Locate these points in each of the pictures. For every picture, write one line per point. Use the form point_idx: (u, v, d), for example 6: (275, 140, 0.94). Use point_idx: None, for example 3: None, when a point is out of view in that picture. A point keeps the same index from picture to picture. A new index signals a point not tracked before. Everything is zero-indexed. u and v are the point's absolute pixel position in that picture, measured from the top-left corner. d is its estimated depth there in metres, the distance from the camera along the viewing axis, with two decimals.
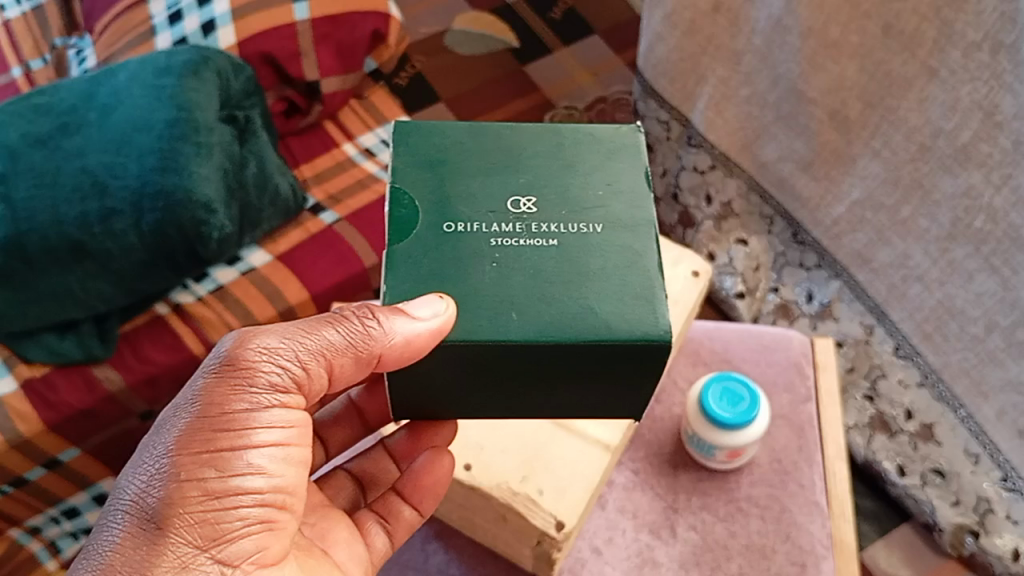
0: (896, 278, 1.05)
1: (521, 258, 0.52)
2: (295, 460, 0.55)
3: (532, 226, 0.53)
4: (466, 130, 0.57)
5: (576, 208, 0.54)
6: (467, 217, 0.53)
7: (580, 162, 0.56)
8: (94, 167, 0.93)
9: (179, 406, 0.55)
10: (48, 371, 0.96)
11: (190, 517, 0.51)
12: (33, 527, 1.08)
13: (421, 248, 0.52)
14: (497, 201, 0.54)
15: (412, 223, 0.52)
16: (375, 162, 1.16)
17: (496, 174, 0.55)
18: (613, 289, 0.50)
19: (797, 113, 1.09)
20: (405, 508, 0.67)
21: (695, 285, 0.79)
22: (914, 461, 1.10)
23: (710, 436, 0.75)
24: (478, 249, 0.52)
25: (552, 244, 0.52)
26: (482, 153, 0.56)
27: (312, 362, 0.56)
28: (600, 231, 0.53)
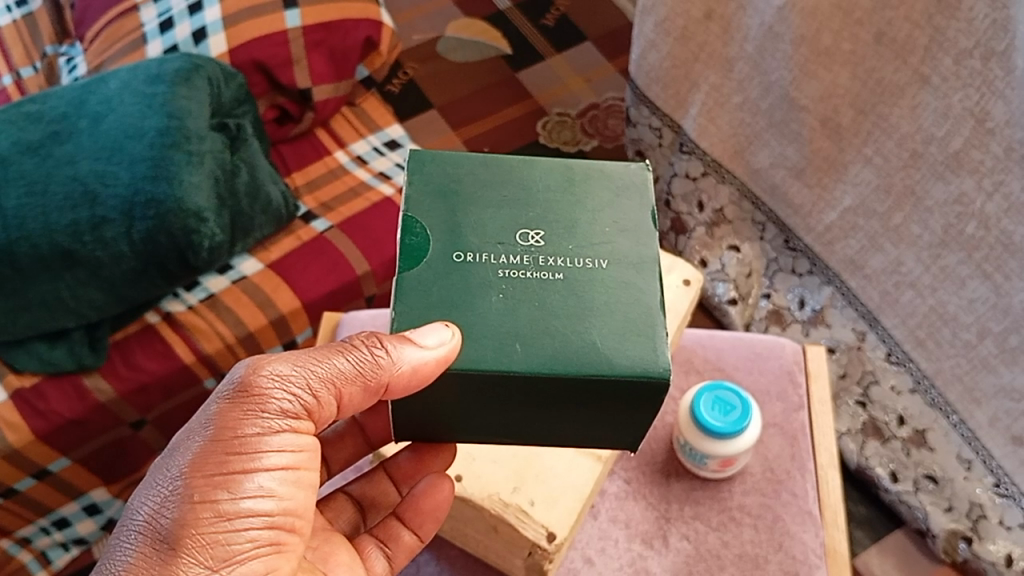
0: (889, 284, 1.06)
1: (528, 291, 0.51)
2: (304, 484, 0.55)
3: (541, 258, 0.53)
4: (477, 163, 0.56)
5: (583, 242, 0.54)
6: (476, 248, 0.53)
7: (587, 196, 0.56)
8: (84, 175, 0.92)
9: (193, 427, 0.54)
10: (39, 381, 0.96)
11: (203, 538, 0.51)
12: (24, 537, 1.07)
13: (428, 278, 0.51)
14: (505, 231, 0.54)
15: (423, 252, 0.52)
16: (367, 170, 1.16)
17: (507, 207, 0.54)
18: (616, 325, 0.50)
19: (789, 120, 1.10)
20: (404, 533, 0.66)
21: (686, 294, 0.79)
22: (907, 467, 1.10)
23: (700, 444, 0.74)
24: (486, 280, 0.52)
25: (558, 277, 0.52)
26: (494, 184, 0.55)
27: (322, 390, 0.55)
28: (605, 267, 0.53)
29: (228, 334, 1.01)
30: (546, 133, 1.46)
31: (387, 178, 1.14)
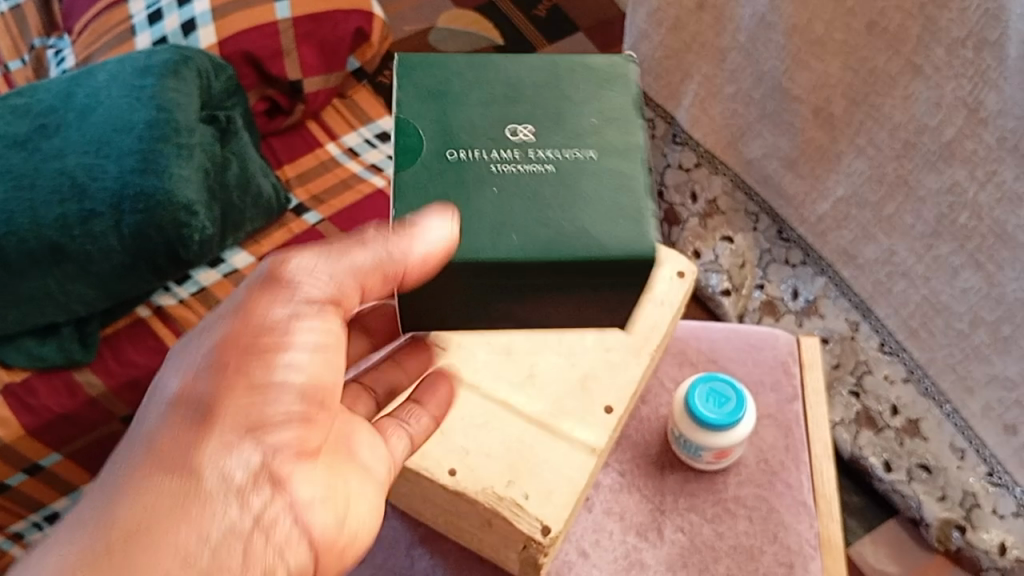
0: (882, 275, 1.06)
1: (520, 184, 0.53)
2: (332, 364, 0.53)
3: (533, 152, 0.54)
4: (459, 62, 0.57)
5: (572, 132, 0.55)
6: (469, 145, 0.54)
7: (569, 87, 0.56)
8: (73, 168, 0.91)
9: (219, 312, 0.52)
10: (28, 376, 0.95)
11: (234, 409, 0.49)
12: (16, 533, 1.07)
13: (422, 177, 0.52)
14: (492, 128, 0.54)
15: (416, 153, 0.53)
16: (359, 162, 1.15)
17: (495, 103, 0.55)
18: (604, 210, 0.52)
19: (782, 110, 1.10)
20: (423, 416, 0.59)
21: (680, 287, 0.65)
22: (900, 456, 1.10)
23: (690, 433, 0.69)
24: (481, 175, 0.53)
25: (549, 169, 0.54)
26: (483, 84, 0.56)
27: (347, 276, 0.52)
28: (594, 157, 0.54)
29: None
30: None
31: (379, 171, 1.14)
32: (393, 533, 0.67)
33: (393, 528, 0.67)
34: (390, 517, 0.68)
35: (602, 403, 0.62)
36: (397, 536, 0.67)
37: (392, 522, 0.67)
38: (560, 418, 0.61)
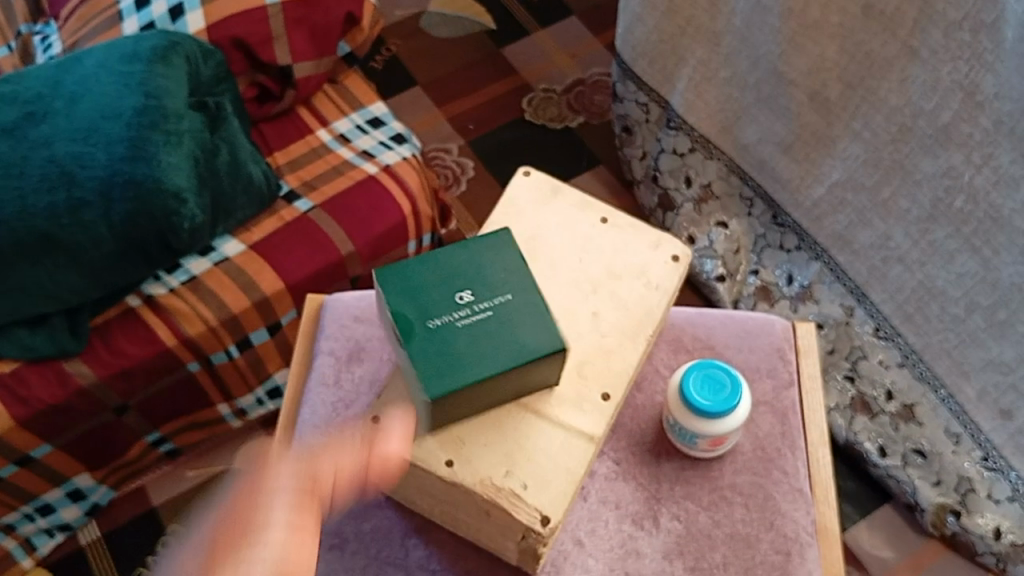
0: (877, 259, 1.06)
1: (472, 332, 0.52)
2: (314, 524, 0.53)
3: (478, 307, 0.54)
4: (389, 272, 0.55)
5: (495, 282, 0.55)
6: (437, 308, 0.53)
7: (474, 245, 0.56)
8: (61, 156, 0.90)
9: (209, 505, 0.54)
10: (17, 367, 0.94)
11: (224, 560, 0.49)
12: (7, 524, 1.05)
13: (416, 355, 0.51)
14: (440, 301, 0.53)
15: (407, 338, 0.52)
16: (350, 148, 1.13)
17: (440, 281, 0.54)
18: (537, 327, 0.53)
19: (777, 94, 1.09)
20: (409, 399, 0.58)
21: (673, 272, 0.64)
22: (895, 442, 1.10)
23: (684, 419, 0.62)
24: (440, 331, 0.52)
25: (488, 313, 0.53)
26: (426, 271, 0.54)
27: (322, 476, 0.55)
28: (511, 297, 0.54)
29: (210, 316, 0.99)
30: (532, 110, 1.45)
31: (371, 157, 1.12)
32: (388, 522, 0.65)
33: (387, 518, 0.65)
34: (383, 507, 0.65)
35: (597, 389, 0.59)
36: (391, 525, 0.65)
37: (386, 513, 0.65)
38: (553, 402, 0.58)
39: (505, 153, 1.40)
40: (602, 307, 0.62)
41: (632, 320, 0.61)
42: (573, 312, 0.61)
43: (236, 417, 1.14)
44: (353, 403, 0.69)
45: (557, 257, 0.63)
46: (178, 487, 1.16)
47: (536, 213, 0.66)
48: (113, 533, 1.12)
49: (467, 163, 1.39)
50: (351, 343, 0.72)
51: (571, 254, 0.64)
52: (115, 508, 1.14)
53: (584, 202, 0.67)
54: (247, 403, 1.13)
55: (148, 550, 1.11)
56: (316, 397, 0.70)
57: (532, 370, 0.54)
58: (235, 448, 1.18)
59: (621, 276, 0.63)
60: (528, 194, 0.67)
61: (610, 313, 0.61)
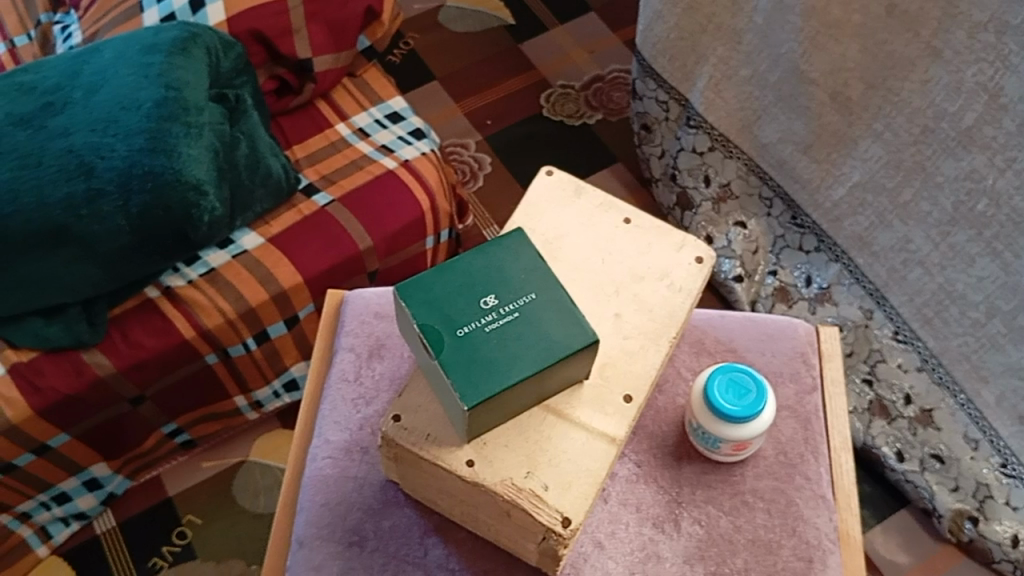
0: (897, 262, 1.05)
1: (500, 338, 0.51)
2: None
3: (503, 309, 0.53)
4: (408, 284, 0.53)
5: (517, 283, 0.54)
6: (462, 317, 0.52)
7: (492, 247, 0.55)
8: (79, 146, 0.90)
9: None
10: (35, 356, 0.95)
11: None
12: (23, 513, 1.05)
13: (449, 365, 0.51)
14: (465, 308, 0.52)
15: (437, 349, 0.51)
16: (369, 143, 1.12)
17: (462, 291, 0.53)
18: (563, 322, 0.52)
19: (797, 94, 1.08)
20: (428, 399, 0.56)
21: (697, 274, 0.62)
22: (913, 447, 1.09)
23: (707, 423, 0.62)
24: (472, 339, 0.51)
25: (515, 315, 0.52)
26: (445, 282, 0.53)
27: None
28: (535, 296, 0.53)
29: (228, 309, 0.99)
30: (550, 106, 1.44)
31: (389, 152, 1.11)
32: (407, 521, 0.64)
33: (406, 516, 0.64)
34: (403, 505, 0.65)
35: (620, 391, 0.57)
36: (410, 524, 0.64)
37: (405, 512, 0.64)
38: (573, 402, 0.57)
39: (523, 150, 1.40)
40: (625, 309, 0.60)
41: (656, 322, 0.60)
42: (597, 315, 0.60)
43: (252, 409, 1.14)
44: (373, 400, 0.69)
45: (579, 259, 0.62)
46: (194, 478, 1.16)
47: (557, 213, 0.64)
48: (128, 522, 1.13)
49: (484, 159, 1.38)
50: (371, 339, 0.72)
51: (593, 255, 0.62)
52: (130, 497, 1.15)
53: (605, 202, 0.65)
54: (264, 395, 1.13)
55: (163, 541, 1.12)
56: (336, 394, 0.70)
57: (560, 369, 0.53)
58: (250, 440, 1.18)
59: (644, 278, 0.62)
60: (547, 194, 0.65)
61: (633, 315, 0.60)
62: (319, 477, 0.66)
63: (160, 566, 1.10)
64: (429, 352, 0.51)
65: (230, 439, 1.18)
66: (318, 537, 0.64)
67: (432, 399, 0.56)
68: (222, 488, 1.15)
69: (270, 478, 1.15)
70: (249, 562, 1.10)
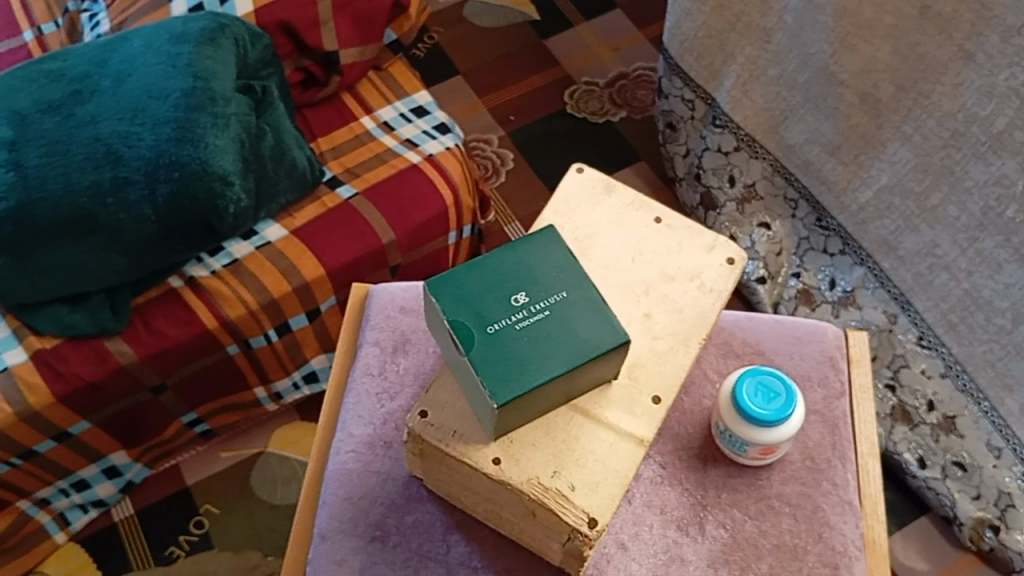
0: (923, 266, 1.04)
1: (531, 336, 0.51)
2: None
3: (534, 307, 0.52)
4: (439, 279, 0.53)
5: (548, 282, 0.53)
6: (493, 313, 0.51)
7: (523, 245, 0.55)
8: (107, 135, 0.90)
9: None
10: (58, 343, 0.95)
11: None
12: (41, 499, 1.06)
13: (478, 363, 0.50)
14: (495, 305, 0.52)
15: (467, 346, 0.51)
16: (394, 137, 1.12)
17: (493, 287, 0.52)
18: (594, 322, 0.52)
19: (826, 95, 1.07)
20: (456, 396, 0.56)
21: (728, 275, 0.61)
22: (935, 454, 1.08)
23: (734, 427, 0.61)
24: (503, 336, 0.51)
25: (545, 313, 0.52)
26: (476, 278, 0.53)
27: None
28: (567, 295, 0.53)
29: (250, 300, 0.99)
30: (574, 103, 1.43)
31: (414, 146, 1.10)
32: (430, 517, 0.64)
33: (429, 512, 0.64)
34: (425, 501, 0.64)
35: (649, 392, 0.57)
36: (433, 520, 0.64)
37: (428, 508, 0.64)
38: (602, 402, 0.56)
39: (546, 147, 1.39)
40: (655, 309, 0.60)
41: (686, 323, 0.59)
42: (627, 314, 0.60)
43: (271, 400, 1.14)
44: (398, 395, 0.69)
45: (609, 258, 0.61)
46: (213, 468, 1.16)
47: (587, 211, 0.63)
48: (145, 510, 1.13)
49: (506, 155, 1.38)
50: (396, 334, 0.72)
51: (623, 254, 0.62)
52: (148, 485, 1.15)
53: (635, 200, 0.64)
54: (284, 386, 1.13)
55: (180, 529, 1.12)
56: (360, 387, 0.69)
57: (590, 369, 0.53)
58: (268, 431, 1.18)
59: (674, 278, 0.61)
60: (578, 191, 0.64)
61: (663, 315, 0.60)
62: (342, 471, 0.66)
63: (177, 555, 1.10)
64: (459, 349, 0.51)
65: (248, 430, 1.19)
66: (340, 531, 0.64)
67: (460, 396, 0.56)
68: (239, 478, 1.15)
69: (288, 470, 1.15)
70: (266, 553, 1.10)
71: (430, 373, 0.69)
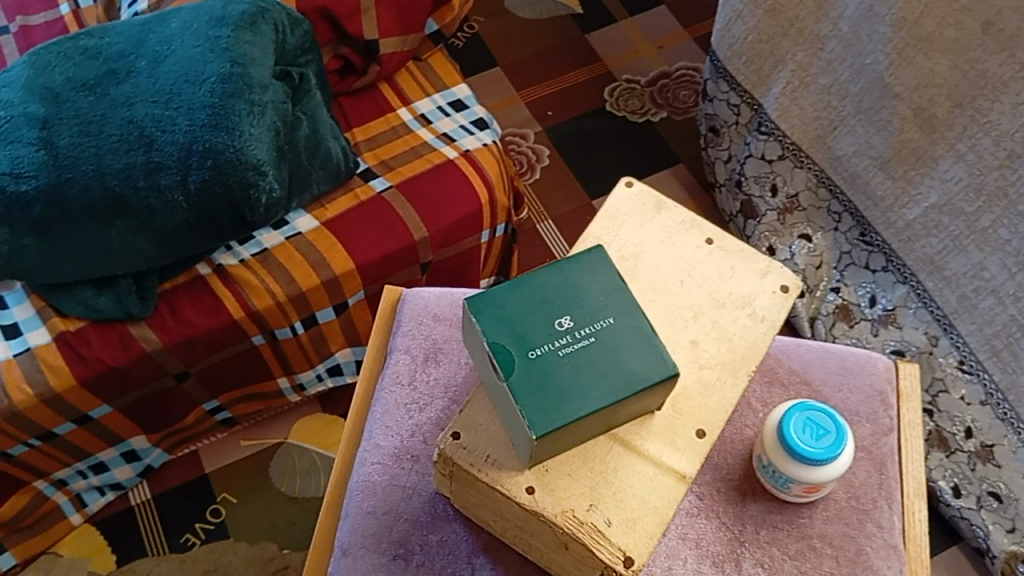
0: (968, 289, 1.00)
1: (574, 364, 0.49)
2: None
3: (578, 333, 0.50)
4: (480, 298, 0.50)
5: (595, 306, 0.51)
6: (536, 338, 0.49)
7: (569, 265, 0.52)
8: (141, 118, 0.88)
9: None
10: (82, 326, 0.94)
11: None
12: (59, 480, 1.05)
13: (517, 389, 0.48)
14: (538, 328, 0.49)
15: (506, 371, 0.48)
16: (431, 130, 1.09)
17: (537, 309, 0.50)
18: (641, 352, 0.49)
19: (879, 107, 1.03)
20: (488, 420, 0.53)
21: (782, 304, 0.59)
22: (971, 483, 1.06)
23: (779, 462, 0.59)
24: (545, 362, 0.48)
25: (590, 340, 0.49)
26: (520, 298, 0.50)
27: None
28: (613, 321, 0.50)
29: (278, 291, 0.97)
30: (613, 100, 1.40)
31: (451, 141, 1.08)
32: (455, 537, 0.62)
33: (454, 532, 0.62)
34: (451, 520, 0.63)
35: (693, 425, 0.54)
36: (458, 541, 0.62)
37: (454, 528, 0.62)
38: (643, 433, 0.53)
39: (584, 146, 1.36)
40: (703, 336, 0.57)
41: (735, 354, 0.57)
42: (673, 340, 0.57)
43: (294, 392, 1.13)
44: (427, 407, 0.66)
45: (658, 280, 0.59)
46: (231, 457, 1.14)
47: (637, 228, 0.61)
48: (162, 495, 1.12)
49: (542, 151, 1.35)
50: (428, 343, 0.69)
51: (672, 277, 0.59)
52: (166, 471, 1.14)
53: (686, 219, 0.61)
54: (307, 378, 1.11)
55: (197, 517, 1.11)
56: (388, 397, 0.67)
57: (634, 401, 0.50)
58: (289, 422, 1.17)
59: (724, 304, 0.58)
60: (627, 206, 0.61)
61: (711, 344, 0.57)
62: (367, 483, 0.64)
63: (192, 543, 1.09)
64: (497, 373, 0.49)
65: (269, 420, 1.17)
66: (362, 547, 0.62)
67: (495, 420, 0.53)
68: (258, 469, 1.13)
69: (307, 463, 1.13)
70: (281, 547, 1.08)
71: (460, 385, 0.67)
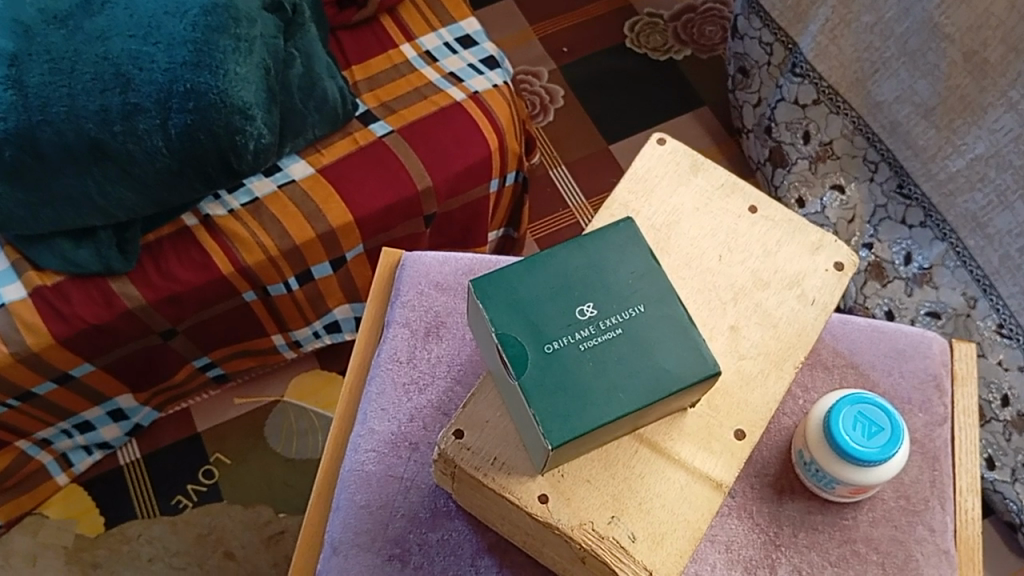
0: (1013, 249, 0.92)
1: (598, 360, 0.42)
2: None
3: (603, 323, 0.43)
4: (489, 280, 0.43)
5: (623, 291, 0.43)
6: (554, 328, 0.42)
7: (594, 242, 0.45)
8: (117, 54, 0.79)
9: None
10: (61, 280, 0.87)
11: None
12: (43, 440, 0.99)
13: (530, 390, 0.41)
14: (556, 317, 0.42)
15: (518, 368, 0.41)
16: (436, 69, 1.00)
17: (557, 295, 0.43)
18: (675, 346, 0.42)
19: (926, 49, 0.93)
20: (495, 415, 0.48)
21: (836, 285, 0.53)
22: (1005, 455, 1.00)
23: (822, 460, 0.54)
24: (563, 359, 0.42)
25: (617, 332, 0.42)
26: (537, 280, 0.43)
27: None
28: (644, 310, 0.43)
29: (270, 245, 0.90)
30: (634, 37, 1.30)
31: (458, 81, 0.99)
32: (457, 536, 0.58)
33: (456, 530, 0.58)
34: (454, 517, 0.58)
35: (731, 426, 0.49)
36: (461, 539, 0.58)
37: (456, 525, 0.58)
38: (673, 434, 0.49)
39: (602, 86, 1.27)
40: (745, 321, 0.51)
41: (781, 342, 0.51)
42: (711, 326, 0.51)
43: (290, 348, 1.06)
44: (427, 388, 0.61)
45: (694, 254, 0.53)
46: (224, 415, 1.09)
47: (670, 194, 0.54)
48: (154, 455, 1.07)
49: (557, 92, 1.26)
50: (430, 316, 0.64)
51: (709, 251, 0.53)
52: (158, 429, 1.08)
53: (727, 182, 0.55)
54: (303, 335, 1.05)
55: (189, 479, 1.05)
56: (384, 375, 0.62)
57: (666, 403, 0.43)
58: (285, 379, 1.11)
59: (769, 284, 0.52)
60: (660, 167, 0.55)
61: (753, 330, 0.51)
62: (360, 473, 0.59)
63: (184, 505, 1.04)
64: (509, 369, 0.42)
65: (263, 376, 1.11)
66: (355, 545, 0.57)
67: (505, 417, 0.48)
68: (254, 429, 1.08)
69: (304, 423, 1.08)
70: (278, 510, 1.04)
71: (464, 365, 0.62)
